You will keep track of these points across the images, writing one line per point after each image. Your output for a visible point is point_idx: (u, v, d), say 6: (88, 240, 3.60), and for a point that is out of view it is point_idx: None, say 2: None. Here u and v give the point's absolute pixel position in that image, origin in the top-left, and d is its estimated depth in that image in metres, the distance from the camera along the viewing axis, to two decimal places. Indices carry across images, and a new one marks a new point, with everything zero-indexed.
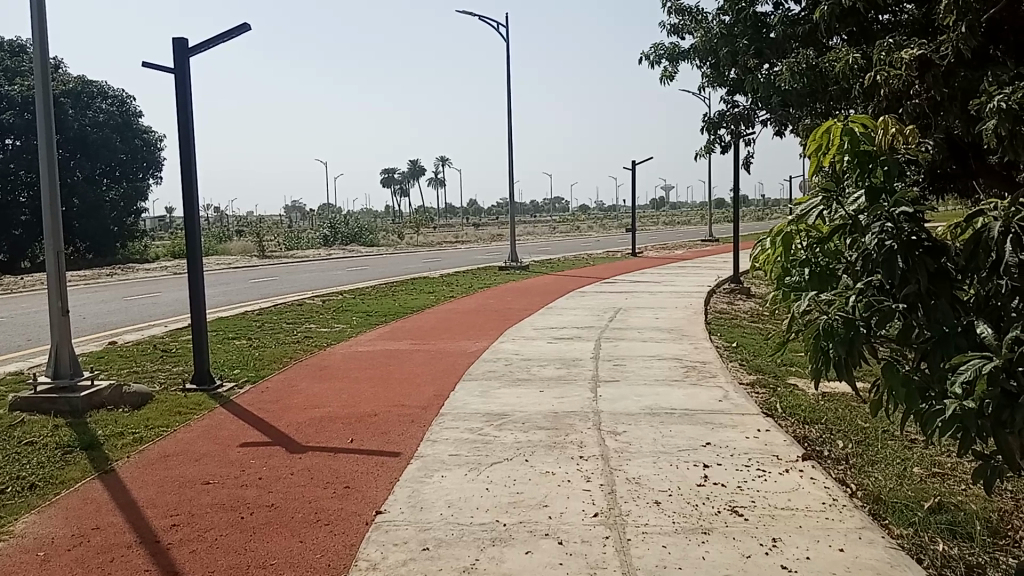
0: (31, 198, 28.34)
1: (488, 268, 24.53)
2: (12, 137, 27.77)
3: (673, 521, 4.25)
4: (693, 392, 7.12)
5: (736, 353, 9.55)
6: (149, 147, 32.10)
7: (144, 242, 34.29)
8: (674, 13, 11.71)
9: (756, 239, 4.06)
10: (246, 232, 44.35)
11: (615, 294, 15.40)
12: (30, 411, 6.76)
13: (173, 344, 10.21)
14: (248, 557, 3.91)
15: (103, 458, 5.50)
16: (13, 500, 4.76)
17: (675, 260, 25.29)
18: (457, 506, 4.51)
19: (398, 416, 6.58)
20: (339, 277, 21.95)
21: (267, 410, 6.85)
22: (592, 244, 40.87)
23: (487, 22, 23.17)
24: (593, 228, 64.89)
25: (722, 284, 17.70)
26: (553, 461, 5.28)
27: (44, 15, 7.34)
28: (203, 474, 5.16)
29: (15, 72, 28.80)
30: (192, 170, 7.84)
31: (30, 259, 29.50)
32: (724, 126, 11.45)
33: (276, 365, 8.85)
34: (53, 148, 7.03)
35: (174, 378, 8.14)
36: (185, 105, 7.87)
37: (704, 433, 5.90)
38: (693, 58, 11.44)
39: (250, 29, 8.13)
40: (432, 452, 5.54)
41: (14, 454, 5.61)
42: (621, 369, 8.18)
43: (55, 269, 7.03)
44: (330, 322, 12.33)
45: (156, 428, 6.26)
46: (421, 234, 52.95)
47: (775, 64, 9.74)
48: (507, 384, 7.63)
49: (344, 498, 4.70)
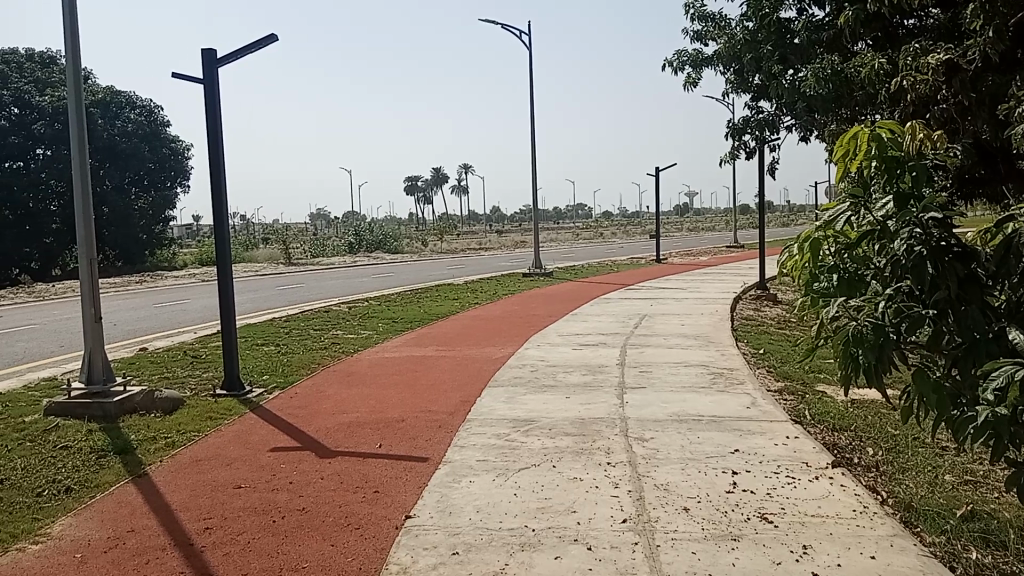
0: (62, 206, 28.71)
1: (513, 274, 24.55)
2: (43, 147, 28.24)
3: (702, 528, 4.25)
4: (721, 399, 7.09)
5: (765, 360, 9.50)
6: (177, 156, 32.45)
7: (172, 250, 34.67)
8: (697, 19, 11.72)
9: (784, 245, 4.08)
10: (271, 240, 44.65)
11: (641, 300, 15.37)
12: (65, 416, 6.88)
13: (202, 350, 10.35)
14: (281, 560, 3.96)
15: (136, 462, 5.58)
16: (49, 503, 4.84)
17: (701, 266, 25.26)
18: (486, 511, 4.53)
19: (425, 421, 6.62)
20: (364, 285, 22.04)
21: (296, 415, 6.93)
22: (616, 250, 40.83)
23: (510, 29, 23.19)
24: (617, 234, 64.75)
25: (749, 290, 17.60)
26: (580, 467, 5.29)
27: (76, 28, 7.48)
28: (234, 479, 5.21)
29: (44, 83, 29.19)
30: (221, 178, 7.94)
31: (61, 267, 30.03)
32: (748, 132, 11.43)
33: (305, 371, 8.93)
34: (85, 156, 7.15)
35: (204, 384, 8.23)
36: (215, 117, 7.98)
37: (733, 439, 5.88)
38: (717, 64, 11.42)
39: (277, 39, 8.24)
40: (460, 457, 5.58)
41: (49, 458, 5.71)
42: (648, 376, 8.15)
43: (89, 277, 7.16)
44: (356, 328, 12.42)
45: (188, 433, 6.35)
46: (444, 242, 53.25)
47: (799, 70, 9.70)
48: (534, 390, 7.65)
49: (372, 502, 4.74)
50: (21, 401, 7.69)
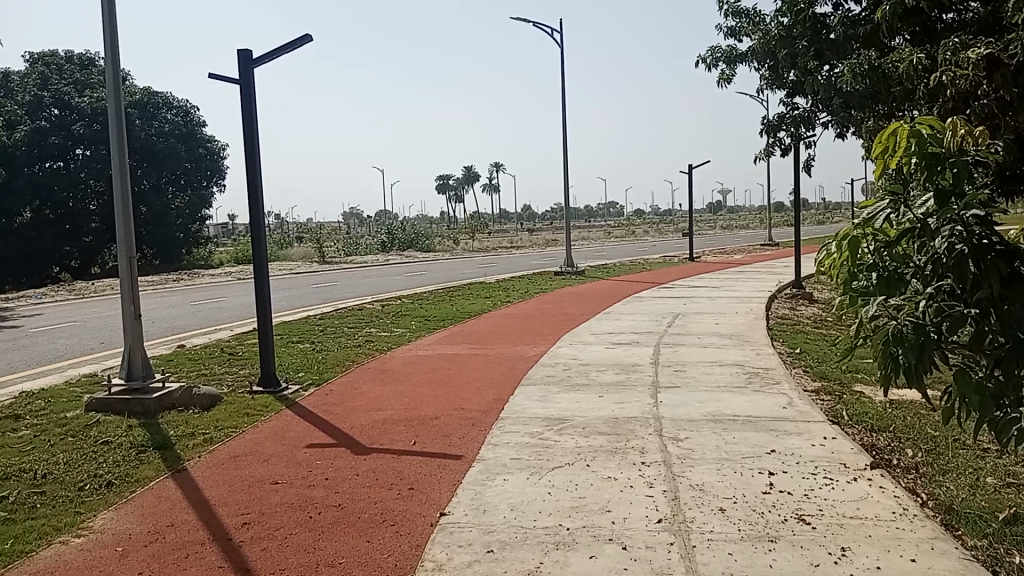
0: (101, 206, 29.15)
1: (545, 273, 24.52)
2: (82, 147, 28.64)
3: (738, 529, 4.21)
4: (756, 399, 7.03)
5: (800, 359, 9.39)
6: (213, 156, 32.83)
7: (208, 249, 35.12)
8: (731, 15, 11.61)
9: (822, 243, 3.92)
10: (305, 239, 45.02)
11: (674, 299, 15.26)
12: (105, 412, 7.00)
13: (238, 347, 10.47)
14: (318, 555, 3.99)
15: (175, 458, 5.66)
16: (91, 497, 4.93)
17: (735, 264, 25.03)
18: (520, 510, 4.53)
19: (458, 419, 6.63)
20: (397, 283, 22.14)
21: (331, 412, 6.98)
22: (649, 248, 40.58)
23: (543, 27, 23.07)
24: (650, 232, 64.41)
25: (783, 288, 17.42)
26: (614, 466, 5.26)
27: (116, 30, 7.59)
28: (272, 474, 5.27)
29: (84, 84, 29.67)
30: (256, 178, 8.02)
31: (99, 265, 30.53)
32: (784, 129, 11.31)
33: (339, 369, 8.99)
34: (124, 156, 7.26)
35: (241, 381, 8.33)
36: (251, 117, 8.06)
37: (769, 440, 5.82)
38: (752, 61, 11.31)
39: (311, 39, 8.31)
40: (494, 456, 5.58)
41: (91, 453, 5.82)
42: (682, 375, 8.10)
43: (129, 274, 7.27)
44: (389, 326, 12.48)
45: (225, 429, 6.43)
46: (476, 241, 53.32)
47: (836, 66, 9.57)
48: (566, 389, 7.63)
49: (407, 499, 4.77)
50: (63, 396, 7.83)
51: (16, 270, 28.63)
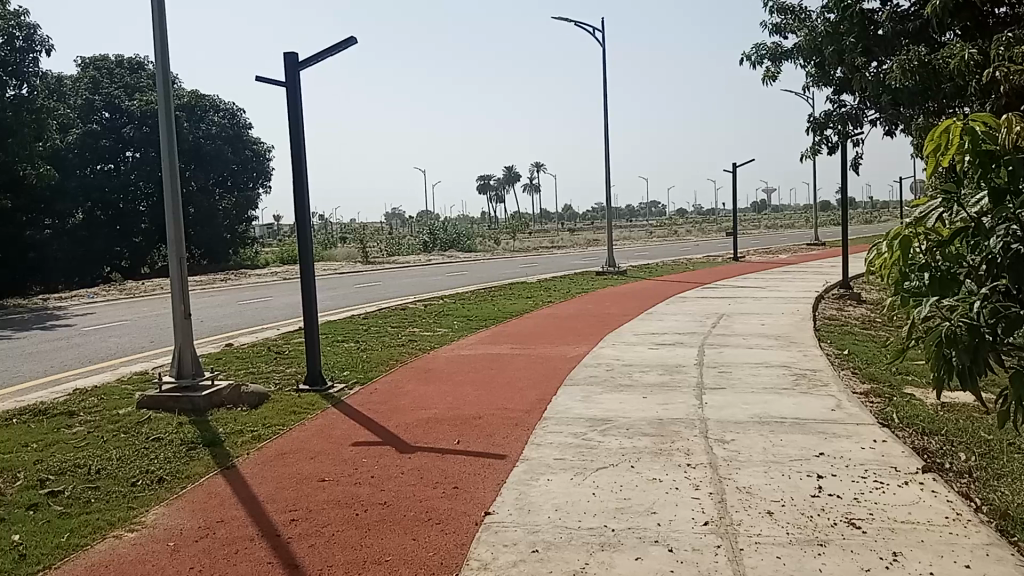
0: (149, 207, 29.71)
1: (587, 273, 24.44)
2: (132, 150, 29.28)
3: (787, 532, 4.16)
4: (804, 401, 6.93)
5: (849, 361, 9.22)
6: (259, 158, 33.28)
7: (254, 249, 35.65)
8: (776, 11, 11.46)
9: (871, 243, 3.82)
10: (348, 239, 45.44)
11: (719, 300, 15.10)
12: (156, 409, 7.14)
13: (285, 346, 10.60)
14: (364, 552, 4.03)
15: (224, 455, 5.76)
16: (144, 493, 5.03)
17: (780, 264, 24.70)
18: (565, 510, 4.53)
19: (501, 419, 6.64)
20: (439, 283, 22.24)
21: (375, 411, 7.03)
22: (692, 248, 40.21)
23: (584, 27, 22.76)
24: (692, 232, 63.85)
25: (831, 289, 17.14)
26: (659, 468, 5.23)
27: (166, 35, 7.74)
28: (319, 472, 5.34)
29: (133, 88, 30.26)
30: (302, 178, 8.12)
31: (149, 265, 31.09)
32: (830, 127, 11.12)
33: (383, 368, 9.06)
34: (174, 158, 7.39)
35: (288, 379, 8.44)
36: (297, 118, 8.17)
37: (817, 442, 5.74)
38: (797, 58, 11.15)
39: (356, 42, 8.39)
40: (538, 456, 5.58)
41: (143, 450, 5.94)
42: (727, 376, 8.02)
43: (179, 274, 7.41)
44: (432, 326, 12.54)
45: (272, 427, 6.52)
46: (517, 241, 53.34)
47: (885, 62, 9.49)
48: (610, 390, 7.59)
49: (452, 498, 4.79)
50: (115, 394, 8.01)
51: (72, 270, 28.23)
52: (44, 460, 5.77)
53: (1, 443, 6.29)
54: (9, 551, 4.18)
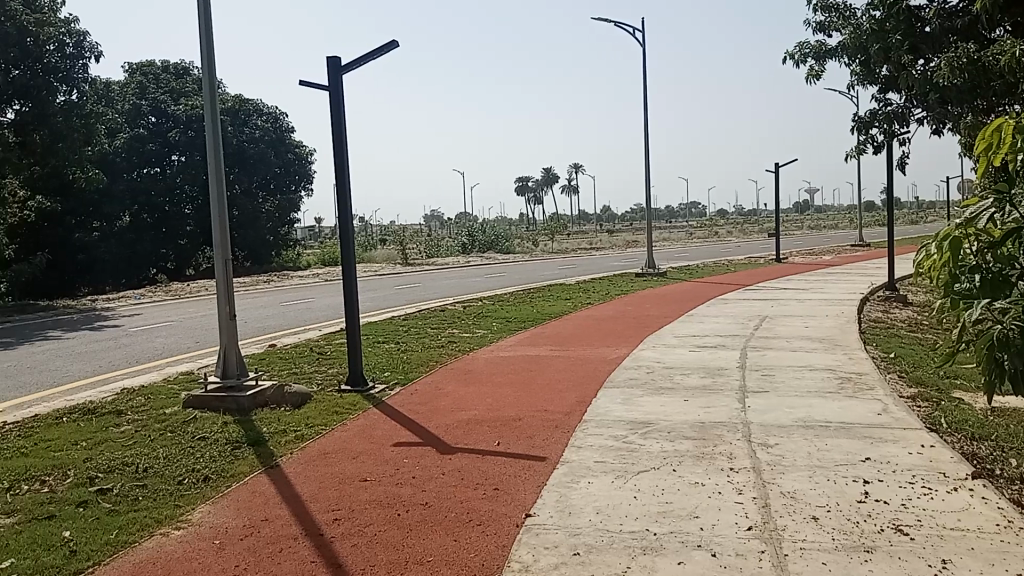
0: (195, 210, 30.59)
1: (626, 274, 24.32)
2: (177, 154, 29.83)
3: (833, 538, 4.09)
4: (850, 405, 6.82)
5: (895, 364, 9.05)
6: (301, 161, 33.66)
7: (296, 251, 36.08)
8: (820, 9, 11.30)
9: (920, 244, 3.78)
10: (388, 241, 45.79)
11: (761, 302, 14.92)
12: (202, 408, 7.26)
13: (327, 347, 10.71)
14: (406, 552, 4.05)
15: (268, 454, 5.84)
16: (190, 491, 5.12)
17: (823, 265, 24.34)
18: (606, 513, 4.51)
19: (541, 421, 6.63)
20: (478, 284, 22.29)
21: (416, 412, 7.07)
22: (733, 249, 39.82)
23: (625, 28, 22.45)
24: (733, 233, 63.22)
25: (876, 291, 16.85)
26: (702, 472, 5.18)
27: (212, 41, 7.86)
28: (361, 472, 5.38)
29: (179, 93, 30.75)
30: (344, 181, 8.20)
31: (194, 267, 31.64)
32: (876, 126, 10.94)
33: (423, 369, 9.11)
34: (219, 162, 7.51)
35: (330, 380, 8.52)
36: (339, 122, 8.25)
37: (863, 447, 5.64)
38: (842, 56, 10.98)
39: (397, 45, 8.44)
40: (578, 458, 5.56)
41: (189, 449, 6.04)
42: (770, 380, 7.92)
43: (224, 276, 7.52)
44: (472, 328, 12.57)
45: (315, 427, 6.58)
46: (556, 242, 53.30)
47: (932, 60, 9.26)
48: (651, 393, 7.54)
49: (493, 499, 4.79)
50: (162, 393, 8.15)
51: (119, 272, 28.79)
52: (94, 458, 5.90)
53: (52, 441, 6.44)
54: (61, 547, 4.27)
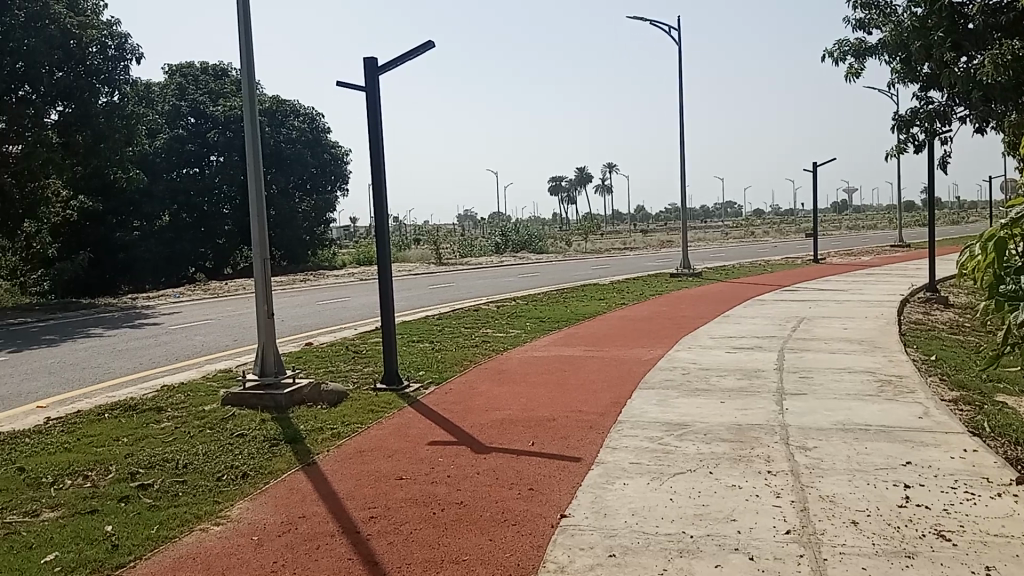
0: (233, 209, 30.93)
1: (661, 275, 24.18)
2: (216, 154, 30.26)
3: (874, 543, 4.03)
4: (890, 408, 6.71)
5: (936, 367, 8.90)
6: (337, 161, 33.95)
7: (331, 250, 36.38)
8: (860, 7, 11.15)
9: (963, 245, 3.71)
10: (422, 241, 46.00)
11: (798, 303, 14.75)
12: (240, 406, 7.35)
13: (362, 346, 10.79)
14: (442, 551, 4.07)
15: (306, 452, 5.90)
16: (229, 487, 5.19)
17: (862, 266, 24.00)
18: (642, 515, 4.49)
19: (576, 422, 6.61)
20: (512, 284, 22.30)
21: (451, 411, 7.09)
22: (769, 250, 39.40)
23: (660, 26, 22.37)
24: (769, 233, 62.56)
25: (916, 292, 16.57)
26: (739, 475, 5.14)
27: (251, 43, 7.96)
28: (397, 470, 5.41)
29: (217, 94, 31.21)
30: (381, 181, 8.25)
31: (232, 266, 31.97)
32: (917, 125, 10.76)
33: (458, 368, 9.14)
34: (258, 162, 7.60)
35: (365, 378, 8.58)
36: (376, 122, 8.30)
37: (903, 451, 5.56)
38: (882, 54, 10.83)
39: (434, 46, 8.49)
40: (613, 459, 5.54)
41: (228, 445, 6.12)
42: (808, 382, 7.82)
43: (263, 275, 7.61)
44: (505, 328, 12.57)
45: (351, 425, 6.64)
46: (589, 242, 53.16)
47: (975, 57, 9.08)
48: (686, 394, 7.49)
49: (528, 500, 4.79)
50: (201, 391, 8.27)
51: (159, 270, 29.11)
52: (135, 454, 6.01)
53: (95, 437, 6.57)
54: (103, 541, 4.35)
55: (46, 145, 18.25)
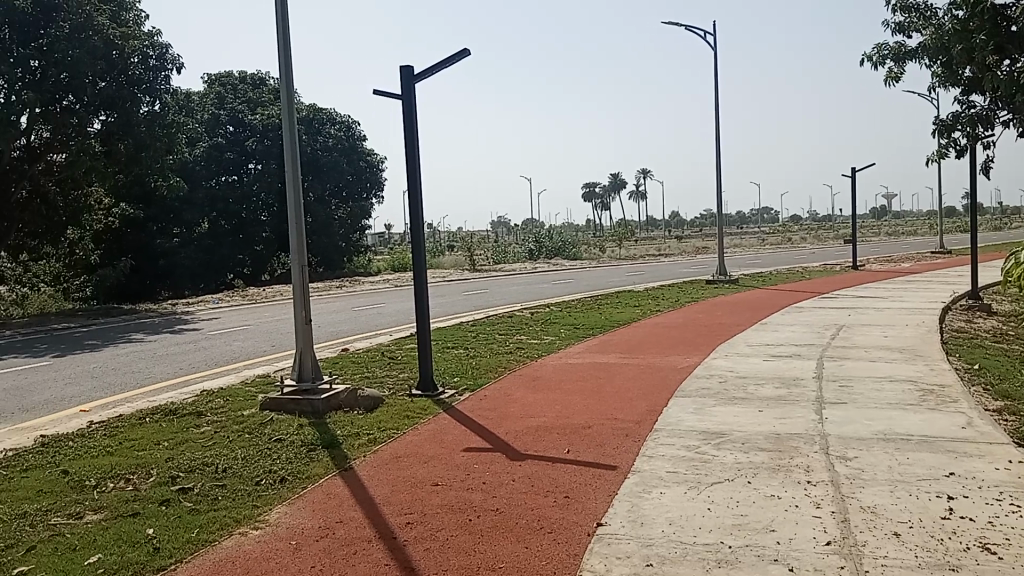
0: (270, 216, 31.24)
1: (696, 281, 24.04)
2: (254, 162, 30.70)
3: (916, 556, 3.96)
4: (931, 418, 6.60)
5: (979, 376, 8.73)
6: (372, 168, 34.25)
7: (366, 257, 36.66)
8: (900, 10, 11.00)
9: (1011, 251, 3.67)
10: (456, 247, 46.19)
11: (837, 310, 14.56)
12: (278, 411, 7.44)
13: (398, 352, 10.85)
14: (478, 558, 4.08)
15: (342, 457, 5.94)
16: (267, 492, 5.25)
17: (902, 273, 23.63)
18: (679, 524, 4.45)
19: (611, 430, 6.59)
20: (546, 291, 22.31)
21: (486, 418, 7.10)
22: (806, 256, 38.96)
23: (694, 32, 22.31)
24: (806, 239, 61.88)
25: (958, 300, 16.28)
26: (778, 485, 5.08)
27: (290, 52, 8.07)
28: (433, 476, 5.43)
29: (255, 102, 31.69)
30: (417, 189, 8.30)
31: (269, 272, 32.30)
32: (959, 129, 10.56)
33: (493, 375, 9.15)
34: (296, 170, 7.69)
35: (401, 384, 8.63)
36: (412, 130, 8.37)
37: (947, 462, 5.45)
38: (922, 58, 10.67)
39: (469, 53, 8.53)
40: (650, 468, 5.51)
41: (266, 450, 6.19)
42: (848, 391, 7.71)
43: (300, 281, 7.70)
44: (540, 334, 12.57)
45: (388, 430, 6.68)
46: (623, 248, 53.00)
47: (1018, 60, 8.89)
48: (723, 402, 7.42)
49: (564, 508, 4.78)
50: (239, 396, 8.37)
51: (197, 276, 29.51)
52: (175, 458, 6.10)
53: (137, 441, 6.68)
54: (144, 544, 4.42)
55: (89, 153, 18.64)
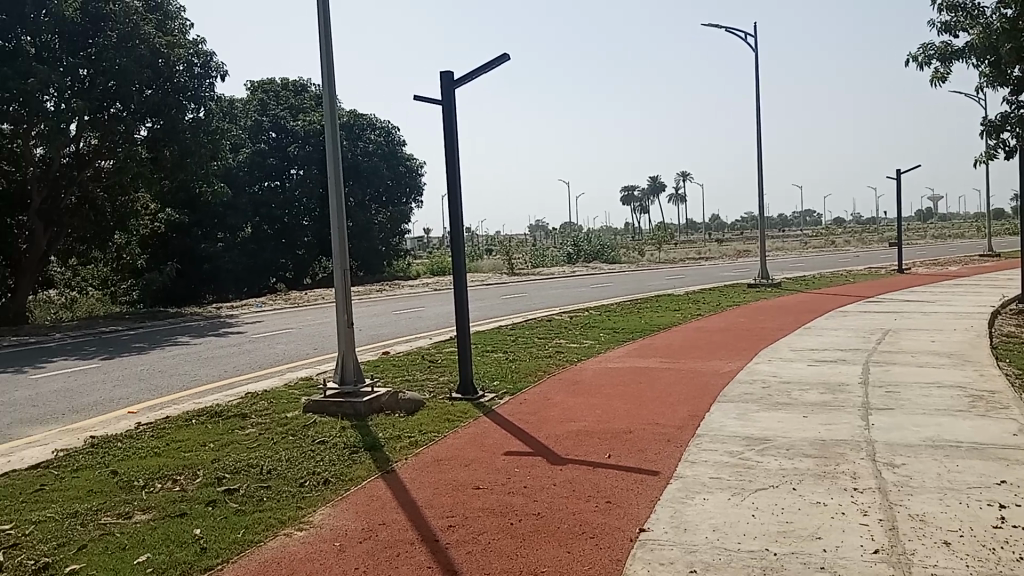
0: (313, 220, 31.46)
1: (737, 285, 23.82)
2: (296, 168, 31.02)
3: (967, 565, 3.89)
4: (981, 424, 6.46)
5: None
6: (412, 173, 34.49)
7: (405, 261, 36.90)
8: (946, 9, 10.80)
9: None
10: (495, 251, 46.31)
11: (882, 314, 14.32)
12: (321, 413, 7.52)
13: (438, 355, 10.91)
14: (520, 562, 4.08)
15: (384, 459, 5.99)
16: (311, 493, 5.31)
17: (949, 277, 23.18)
18: (723, 531, 4.42)
19: (652, 434, 6.55)
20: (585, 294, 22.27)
21: (526, 422, 7.11)
22: (850, 259, 38.41)
23: (735, 35, 22.17)
24: (849, 242, 60.97)
25: (1008, 304, 15.91)
26: (823, 491, 5.01)
27: (332, 59, 8.16)
28: (474, 479, 5.46)
29: (297, 109, 32.04)
30: (457, 193, 8.35)
31: (311, 276, 32.69)
32: (1008, 129, 10.35)
33: (533, 379, 9.15)
34: (338, 175, 7.77)
35: (441, 388, 8.67)
36: (452, 135, 8.41)
37: (998, 469, 5.34)
38: (970, 57, 10.47)
39: (509, 58, 8.56)
40: (692, 473, 5.47)
41: (309, 452, 6.27)
42: (894, 397, 7.59)
43: (343, 284, 7.78)
44: (579, 338, 12.56)
45: (429, 433, 6.72)
46: (662, 251, 52.70)
47: None
48: (767, 408, 7.35)
49: (606, 512, 4.77)
50: (283, 398, 8.48)
51: (241, 279, 30.04)
52: (221, 459, 6.21)
53: (184, 442, 6.81)
54: (192, 544, 4.50)
55: (135, 160, 18.93)
